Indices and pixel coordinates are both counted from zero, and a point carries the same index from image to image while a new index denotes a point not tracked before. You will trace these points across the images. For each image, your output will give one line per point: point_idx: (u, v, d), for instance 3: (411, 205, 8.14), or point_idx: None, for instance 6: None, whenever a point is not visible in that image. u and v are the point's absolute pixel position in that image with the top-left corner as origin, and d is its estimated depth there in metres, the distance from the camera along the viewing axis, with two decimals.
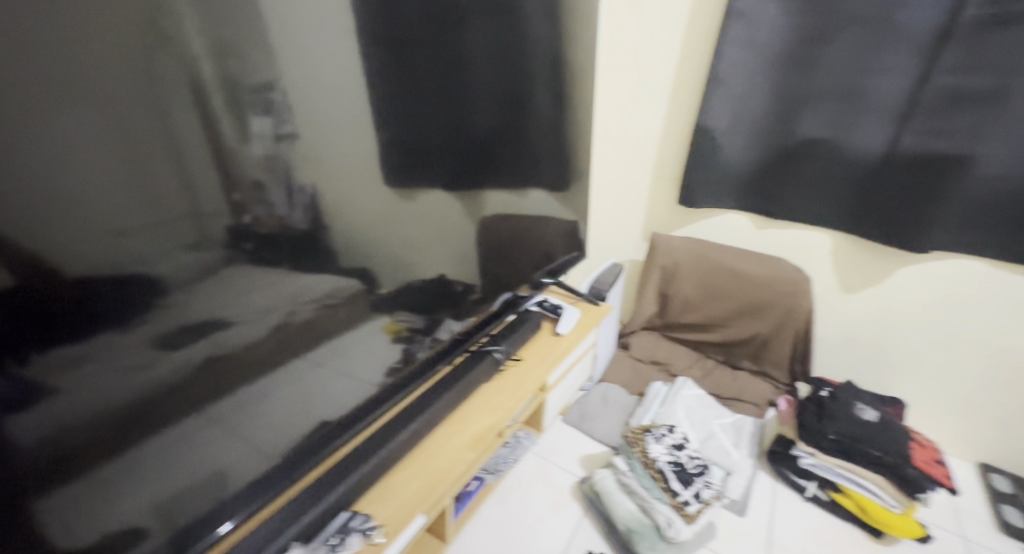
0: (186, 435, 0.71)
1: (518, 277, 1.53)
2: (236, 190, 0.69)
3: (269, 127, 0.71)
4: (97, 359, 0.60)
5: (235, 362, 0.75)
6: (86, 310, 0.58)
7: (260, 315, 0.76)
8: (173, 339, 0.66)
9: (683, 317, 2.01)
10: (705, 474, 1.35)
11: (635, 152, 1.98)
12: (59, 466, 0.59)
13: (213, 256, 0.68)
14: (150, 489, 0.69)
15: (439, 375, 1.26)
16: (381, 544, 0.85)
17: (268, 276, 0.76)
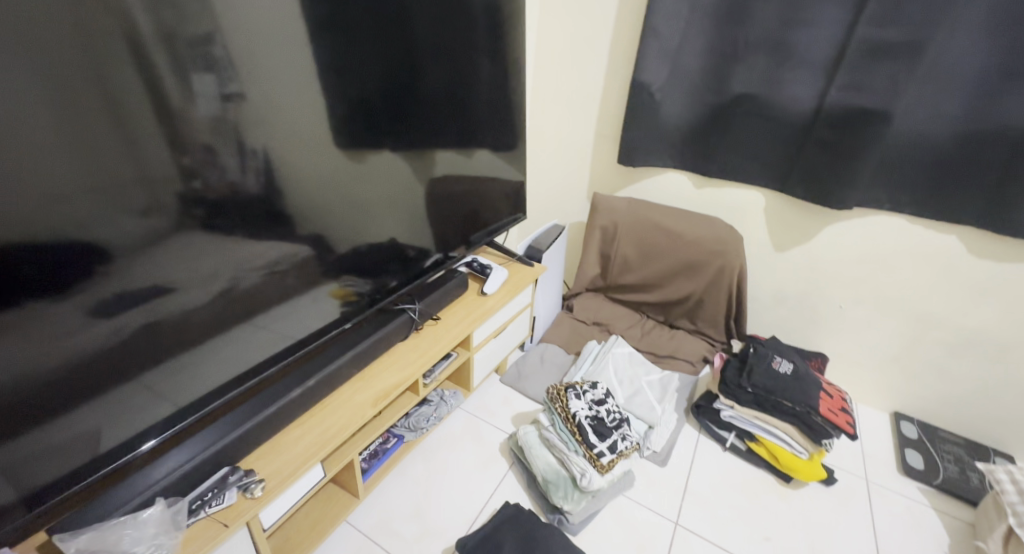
0: (121, 385, 0.82)
1: (454, 235, 1.48)
2: (186, 155, 0.79)
3: (217, 110, 0.81)
4: (29, 321, 0.69)
5: (173, 325, 0.85)
6: (21, 272, 0.67)
7: (204, 281, 0.87)
8: (108, 307, 0.76)
9: (622, 278, 1.99)
10: (622, 427, 1.39)
11: (574, 108, 1.88)
12: (19, 401, 0.71)
13: (161, 222, 0.78)
14: (103, 418, 0.81)
15: (348, 335, 1.22)
16: (260, 497, 0.90)
17: (202, 240, 0.84)
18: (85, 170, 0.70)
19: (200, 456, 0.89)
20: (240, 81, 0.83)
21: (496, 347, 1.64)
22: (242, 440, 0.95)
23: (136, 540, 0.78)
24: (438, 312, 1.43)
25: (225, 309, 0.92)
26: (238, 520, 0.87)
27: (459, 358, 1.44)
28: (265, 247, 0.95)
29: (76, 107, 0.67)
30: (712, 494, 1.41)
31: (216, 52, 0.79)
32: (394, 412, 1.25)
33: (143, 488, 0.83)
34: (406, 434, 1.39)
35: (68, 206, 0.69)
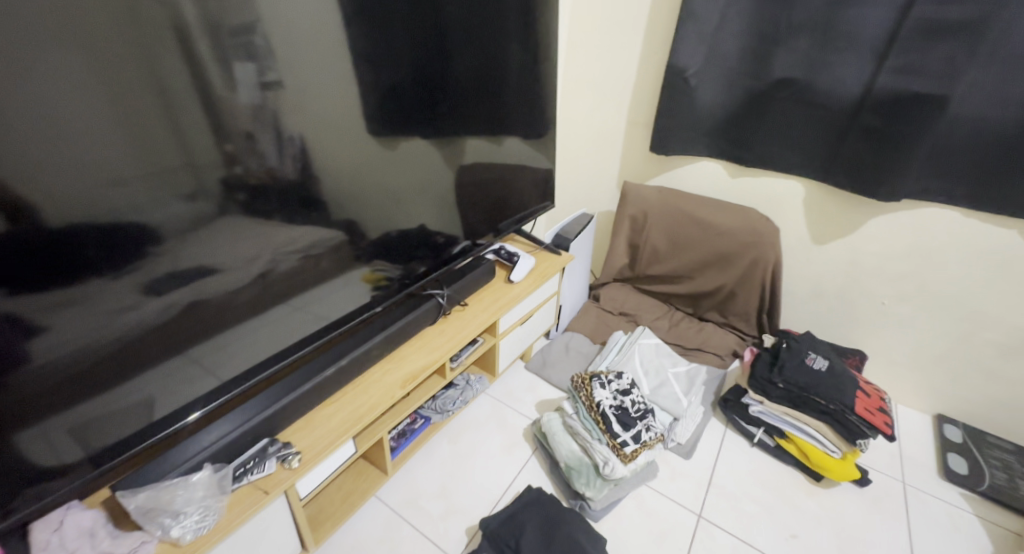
0: (169, 360, 0.86)
1: (481, 223, 1.50)
2: (228, 142, 0.82)
3: (257, 98, 0.84)
4: (87, 299, 0.74)
5: (216, 304, 0.90)
6: (80, 252, 0.72)
7: (244, 263, 0.91)
8: (158, 286, 0.81)
9: (650, 269, 1.96)
10: (647, 418, 1.39)
11: (606, 94, 1.85)
12: (76, 373, 0.77)
13: (207, 206, 0.82)
14: (152, 390, 0.86)
15: (378, 318, 1.25)
16: (297, 468, 0.94)
17: (242, 224, 0.88)
18: (140, 157, 0.74)
19: (242, 427, 0.93)
20: (279, 71, 0.86)
21: (522, 333, 1.66)
22: (279, 413, 0.98)
23: (188, 501, 0.83)
24: (465, 298, 1.45)
25: (266, 291, 0.96)
26: (277, 488, 0.91)
27: (485, 344, 1.46)
28: (299, 232, 0.98)
29: (132, 96, 0.71)
30: (738, 489, 1.39)
31: (257, 43, 0.82)
32: (422, 394, 1.28)
33: (193, 453, 0.88)
34: (432, 416, 1.42)
35: (124, 190, 0.73)
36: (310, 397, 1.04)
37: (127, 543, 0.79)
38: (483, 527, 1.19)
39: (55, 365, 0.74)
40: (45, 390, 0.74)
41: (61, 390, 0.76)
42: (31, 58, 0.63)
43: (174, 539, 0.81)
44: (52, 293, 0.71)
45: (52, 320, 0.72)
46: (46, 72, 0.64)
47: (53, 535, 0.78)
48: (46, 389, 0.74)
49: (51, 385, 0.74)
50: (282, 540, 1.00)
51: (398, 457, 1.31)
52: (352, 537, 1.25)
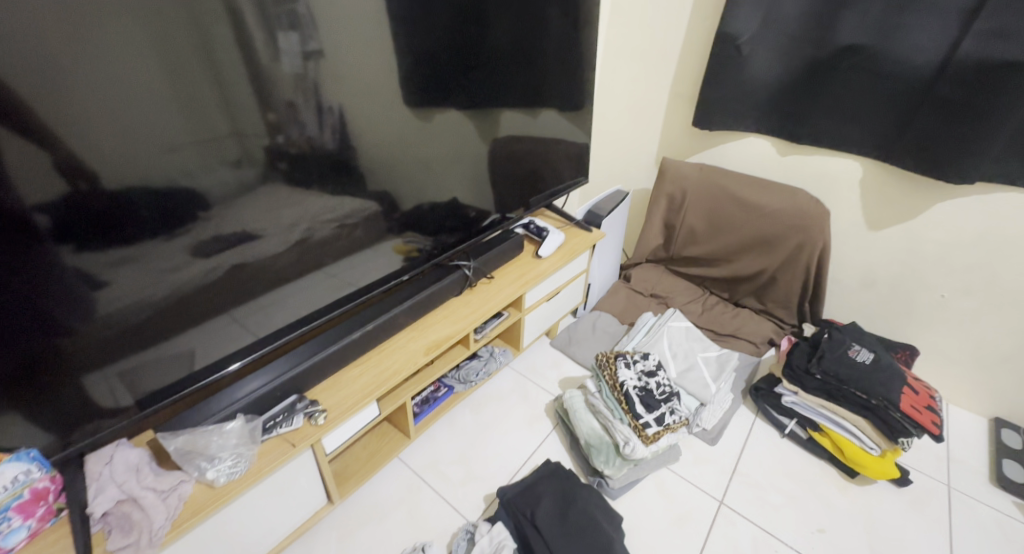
0: (210, 320, 0.90)
1: (513, 197, 1.48)
2: (272, 112, 0.83)
3: (299, 67, 0.84)
4: (142, 260, 0.77)
5: (256, 269, 0.92)
6: (135, 215, 0.74)
7: (283, 231, 0.93)
8: (205, 250, 0.83)
9: (686, 251, 1.90)
10: (672, 401, 1.36)
11: (651, 66, 1.76)
12: (130, 329, 0.81)
13: (251, 173, 0.84)
14: (197, 345, 0.90)
15: (407, 288, 1.26)
16: (322, 425, 0.95)
17: (283, 193, 0.89)
18: (192, 123, 0.75)
19: (274, 380, 0.96)
20: (320, 38, 0.85)
21: (549, 310, 1.64)
22: (309, 372, 1.00)
23: (222, 447, 0.86)
24: (493, 271, 1.44)
25: (301, 258, 0.98)
26: (303, 442, 0.92)
27: (510, 318, 1.46)
28: (335, 202, 0.99)
29: (184, 62, 0.72)
30: (766, 478, 1.35)
31: (300, 11, 0.81)
32: (446, 363, 1.29)
33: (227, 404, 0.91)
34: (456, 385, 1.44)
35: (176, 156, 0.75)
36: (340, 361, 1.07)
37: (168, 481, 0.82)
38: (499, 496, 1.21)
39: (113, 319, 0.78)
40: (102, 343, 0.78)
41: (116, 345, 0.80)
42: (89, 25, 0.64)
43: (209, 482, 0.84)
44: (110, 252, 0.74)
45: (109, 276, 0.75)
46: (102, 39, 0.65)
47: (104, 468, 0.82)
48: (103, 343, 0.78)
49: (107, 339, 0.79)
50: (308, 493, 1.04)
51: (421, 422, 1.34)
52: (375, 495, 1.29)
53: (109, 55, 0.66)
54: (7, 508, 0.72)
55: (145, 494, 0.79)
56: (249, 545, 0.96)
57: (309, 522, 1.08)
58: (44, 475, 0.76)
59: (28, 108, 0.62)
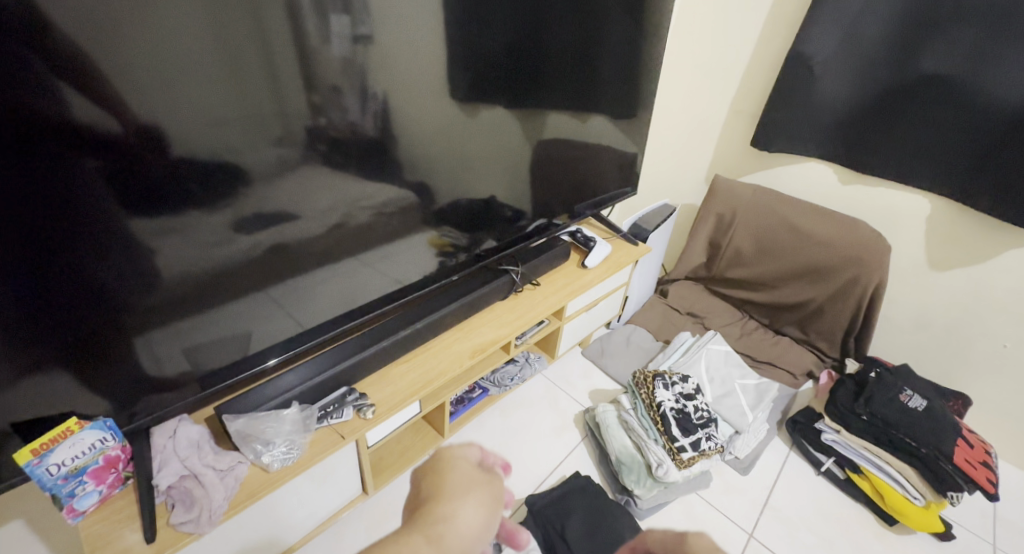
0: (252, 303, 0.91)
1: (558, 203, 1.47)
2: (315, 93, 0.82)
3: (348, 51, 0.83)
4: (185, 233, 0.77)
5: (293, 249, 0.91)
6: (181, 189, 0.73)
7: (321, 214, 0.92)
8: (245, 226, 0.83)
9: (729, 272, 1.86)
10: (709, 427, 1.35)
11: (709, 78, 1.74)
12: (171, 301, 0.80)
13: (292, 152, 0.83)
14: (232, 322, 0.89)
15: (451, 287, 1.29)
16: (370, 420, 0.97)
17: (326, 177, 0.89)
18: (241, 101, 0.74)
19: (327, 371, 0.98)
20: (372, 25, 0.84)
21: (586, 320, 1.63)
22: (359, 363, 1.02)
23: (277, 433, 0.88)
24: (537, 277, 1.44)
25: (338, 243, 0.98)
26: (353, 434, 0.95)
27: (550, 326, 1.45)
28: (372, 189, 0.98)
29: (238, 39, 0.70)
30: (797, 515, 1.32)
31: None
32: (483, 367, 1.30)
33: (282, 390, 0.94)
34: (491, 388, 1.45)
35: (223, 131, 0.74)
36: (386, 356, 1.08)
37: (227, 460, 0.85)
38: (528, 504, 1.22)
39: (152, 290, 0.77)
40: (139, 312, 0.78)
41: (153, 316, 0.79)
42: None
43: (265, 466, 0.87)
44: (155, 222, 0.73)
45: (156, 246, 0.75)
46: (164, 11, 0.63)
47: (168, 441, 0.85)
48: (141, 312, 0.78)
49: (145, 309, 0.78)
50: (346, 482, 1.06)
51: (454, 421, 1.35)
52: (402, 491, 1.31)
53: (169, 28, 0.64)
54: (83, 472, 0.76)
55: (207, 472, 0.82)
56: (286, 530, 0.99)
57: (343, 511, 1.10)
58: (117, 444, 0.80)
59: (87, 76, 0.61)
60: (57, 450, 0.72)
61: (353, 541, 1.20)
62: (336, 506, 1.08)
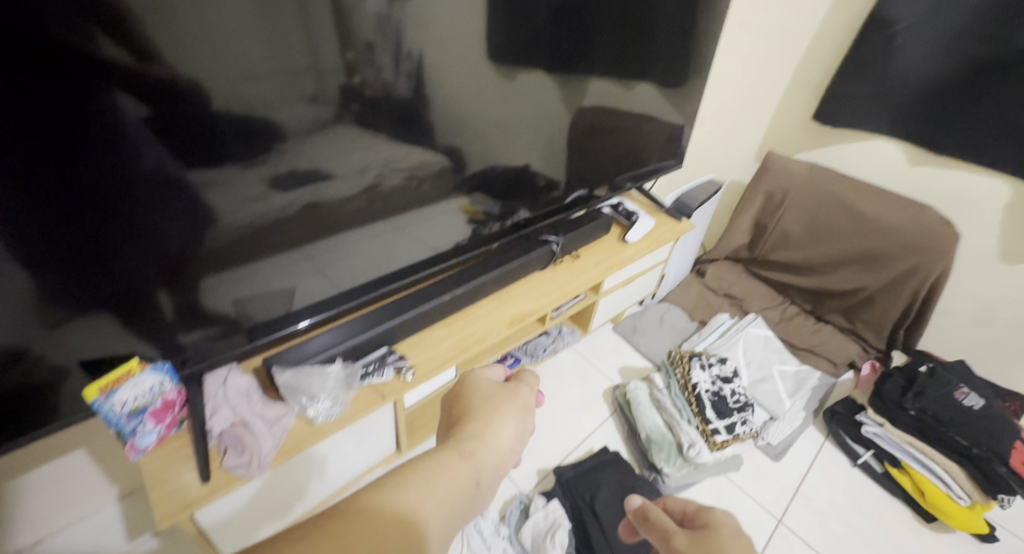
0: (287, 261, 0.88)
1: (597, 174, 1.41)
2: (350, 50, 0.77)
3: (383, 7, 0.77)
4: (224, 187, 0.73)
5: (327, 211, 0.88)
6: (218, 140, 0.70)
7: (355, 173, 0.88)
8: (281, 182, 0.79)
9: (774, 254, 1.79)
10: (745, 411, 1.32)
11: (769, 47, 1.61)
12: (210, 256, 0.78)
13: (325, 111, 0.78)
14: (268, 278, 0.88)
15: (489, 254, 1.28)
16: (409, 382, 0.98)
17: (362, 138, 0.85)
18: (273, 51, 0.69)
19: (369, 330, 0.98)
20: None
21: (622, 296, 1.60)
22: (396, 328, 1.01)
23: (322, 388, 0.89)
24: (578, 249, 1.41)
25: (370, 205, 0.94)
26: (393, 394, 0.96)
27: (586, 300, 1.43)
28: (404, 151, 0.93)
29: None
30: (830, 505, 1.30)
31: None
32: (518, 338, 1.29)
33: (325, 346, 0.94)
34: (523, 358, 1.44)
35: (255, 86, 0.70)
36: (425, 320, 1.07)
37: (275, 411, 0.86)
38: (557, 474, 1.24)
39: (191, 244, 0.75)
40: (179, 266, 0.76)
41: (192, 270, 0.78)
42: None
43: (309, 418, 0.88)
44: (194, 175, 0.70)
45: (197, 200, 0.72)
46: None
47: (220, 389, 0.86)
48: (180, 266, 0.76)
49: (184, 264, 0.76)
50: (380, 441, 1.07)
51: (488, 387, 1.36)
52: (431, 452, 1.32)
53: None
54: (144, 413, 0.77)
55: (255, 421, 0.84)
56: (321, 482, 1.01)
57: (375, 468, 1.12)
58: (175, 388, 0.81)
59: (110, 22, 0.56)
60: (122, 389, 0.73)
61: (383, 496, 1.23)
62: (368, 463, 1.10)
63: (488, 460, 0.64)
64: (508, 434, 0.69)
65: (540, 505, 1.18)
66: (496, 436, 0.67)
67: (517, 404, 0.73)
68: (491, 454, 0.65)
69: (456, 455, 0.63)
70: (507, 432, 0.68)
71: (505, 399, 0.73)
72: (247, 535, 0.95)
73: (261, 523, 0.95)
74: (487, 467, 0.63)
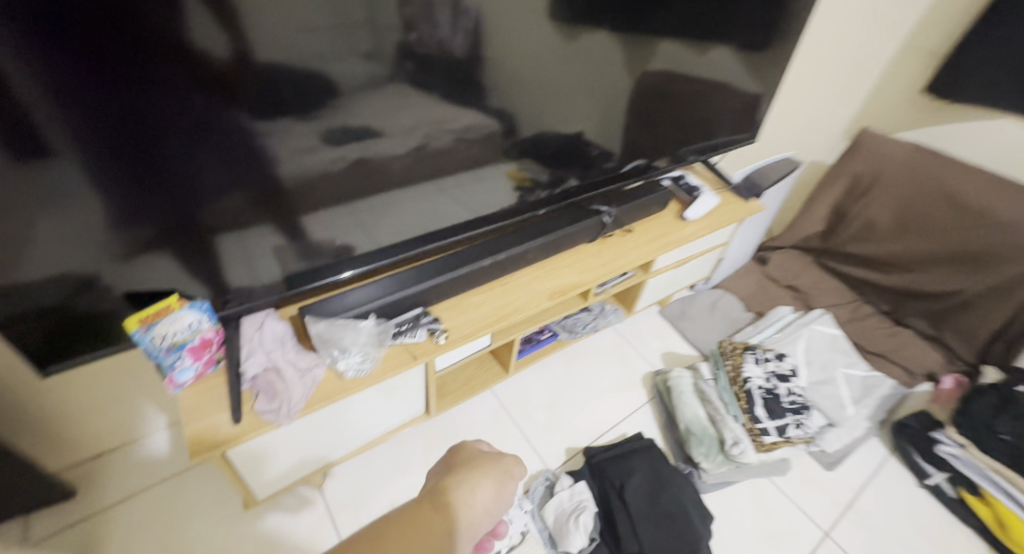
0: (336, 214, 0.86)
1: (658, 145, 1.29)
2: (408, 5, 0.71)
3: None
4: (278, 138, 0.72)
5: (371, 171, 0.84)
6: (275, 90, 0.67)
7: (404, 132, 0.83)
8: (333, 137, 0.76)
9: (853, 246, 1.62)
10: (801, 414, 1.21)
11: (882, 12, 1.39)
12: (262, 205, 0.77)
13: (380, 69, 0.74)
14: (318, 229, 0.86)
15: (533, 223, 1.19)
16: (442, 345, 0.94)
17: (412, 98, 0.80)
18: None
19: (405, 288, 0.95)
20: None
21: (674, 276, 1.48)
22: (431, 290, 0.98)
23: (353, 342, 0.87)
24: (631, 223, 1.30)
25: (415, 166, 0.89)
26: (424, 356, 0.93)
27: (634, 278, 1.33)
28: (455, 112, 0.87)
29: None
30: (887, 525, 1.18)
31: None
32: (559, 311, 1.22)
33: (361, 302, 0.91)
34: (561, 333, 1.38)
35: (311, 38, 0.65)
36: (463, 284, 1.03)
37: (306, 360, 0.85)
38: (587, 454, 1.21)
39: (245, 193, 0.75)
40: (232, 213, 0.76)
41: (245, 218, 0.77)
42: None
43: (338, 371, 0.87)
44: (251, 124, 0.68)
45: (253, 149, 0.71)
46: None
47: (256, 333, 0.86)
48: (234, 213, 0.76)
49: (237, 211, 0.76)
50: (410, 400, 1.07)
51: (521, 358, 1.32)
52: (461, 416, 1.32)
53: None
54: (182, 349, 0.77)
55: (287, 368, 0.83)
56: (352, 434, 1.02)
57: (405, 425, 1.13)
58: (212, 326, 0.80)
59: None
60: (161, 324, 0.73)
61: (410, 453, 1.24)
62: (398, 421, 1.11)
63: (461, 524, 0.69)
64: (478, 515, 0.72)
65: (565, 484, 1.15)
66: (465, 527, 0.69)
67: (497, 503, 0.75)
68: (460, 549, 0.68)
69: (433, 509, 0.70)
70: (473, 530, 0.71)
71: (489, 489, 0.76)
72: (281, 477, 0.99)
73: (294, 468, 0.99)
74: (459, 535, 0.68)
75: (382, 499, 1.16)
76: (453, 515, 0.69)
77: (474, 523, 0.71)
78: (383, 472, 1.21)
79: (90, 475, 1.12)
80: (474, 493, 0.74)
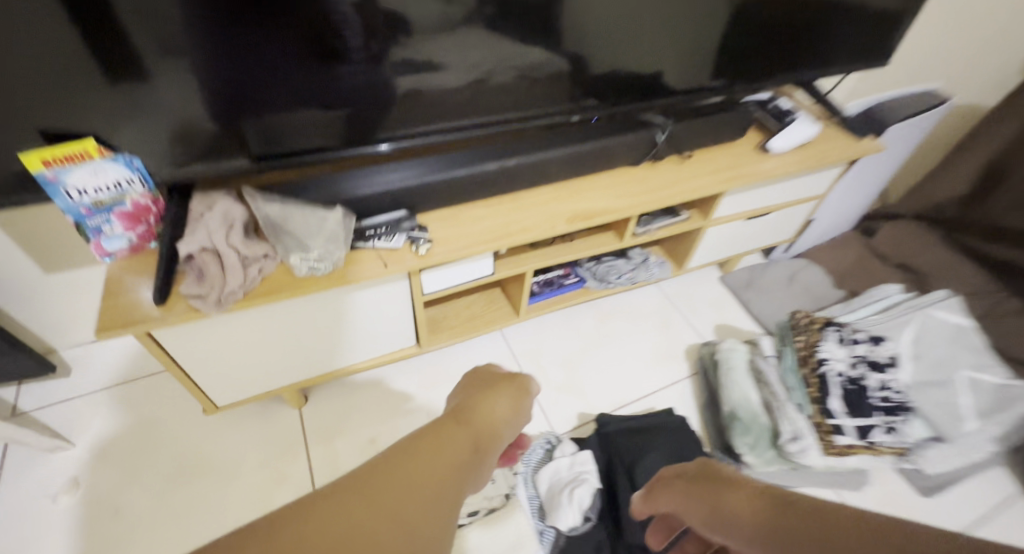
0: (383, 108, 0.75)
1: (754, 55, 0.96)
2: None
3: None
4: (349, 71, 0.69)
5: (414, 100, 0.76)
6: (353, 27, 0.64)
7: (462, 65, 0.74)
8: (397, 71, 0.71)
9: (1006, 218, 1.23)
10: (896, 417, 0.92)
11: None
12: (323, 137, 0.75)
13: (455, 14, 0.68)
14: (359, 137, 0.77)
15: (564, 130, 0.92)
16: (422, 259, 0.77)
17: (473, 34, 0.71)
18: None
19: (383, 181, 0.78)
20: None
21: (744, 235, 1.21)
22: (417, 192, 0.79)
23: (314, 235, 0.72)
24: (690, 148, 1.01)
25: (473, 101, 0.80)
26: (397, 266, 0.77)
27: (688, 223, 1.09)
28: (524, 48, 0.76)
29: None
30: None
31: None
32: (585, 250, 1.02)
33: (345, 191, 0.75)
34: (589, 280, 1.17)
35: None
36: (464, 191, 0.84)
37: (253, 249, 0.71)
38: (597, 421, 1.01)
39: (309, 123, 0.72)
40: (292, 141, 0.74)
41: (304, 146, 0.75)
42: None
43: (292, 267, 0.72)
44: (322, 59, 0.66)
45: (322, 79, 0.68)
46: None
47: (204, 213, 0.72)
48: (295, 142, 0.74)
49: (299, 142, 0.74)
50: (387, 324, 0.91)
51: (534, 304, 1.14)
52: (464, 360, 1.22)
53: None
54: (108, 211, 0.68)
55: (227, 253, 0.69)
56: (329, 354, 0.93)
57: (396, 356, 1.04)
58: (146, 193, 0.69)
59: None
60: (76, 175, 0.63)
61: (402, 391, 1.15)
62: (384, 352, 1.00)
63: (487, 431, 0.60)
64: (504, 425, 0.64)
65: (568, 452, 0.96)
66: (492, 433, 0.60)
67: (516, 417, 0.67)
68: (490, 459, 0.58)
69: (453, 422, 0.57)
70: (501, 437, 0.62)
71: (507, 400, 0.67)
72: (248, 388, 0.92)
73: (262, 381, 0.92)
74: (489, 447, 0.58)
75: (362, 432, 1.08)
76: (479, 426, 0.58)
77: (500, 432, 0.62)
78: (369, 405, 1.12)
79: (82, 359, 1.12)
80: (494, 404, 0.64)
